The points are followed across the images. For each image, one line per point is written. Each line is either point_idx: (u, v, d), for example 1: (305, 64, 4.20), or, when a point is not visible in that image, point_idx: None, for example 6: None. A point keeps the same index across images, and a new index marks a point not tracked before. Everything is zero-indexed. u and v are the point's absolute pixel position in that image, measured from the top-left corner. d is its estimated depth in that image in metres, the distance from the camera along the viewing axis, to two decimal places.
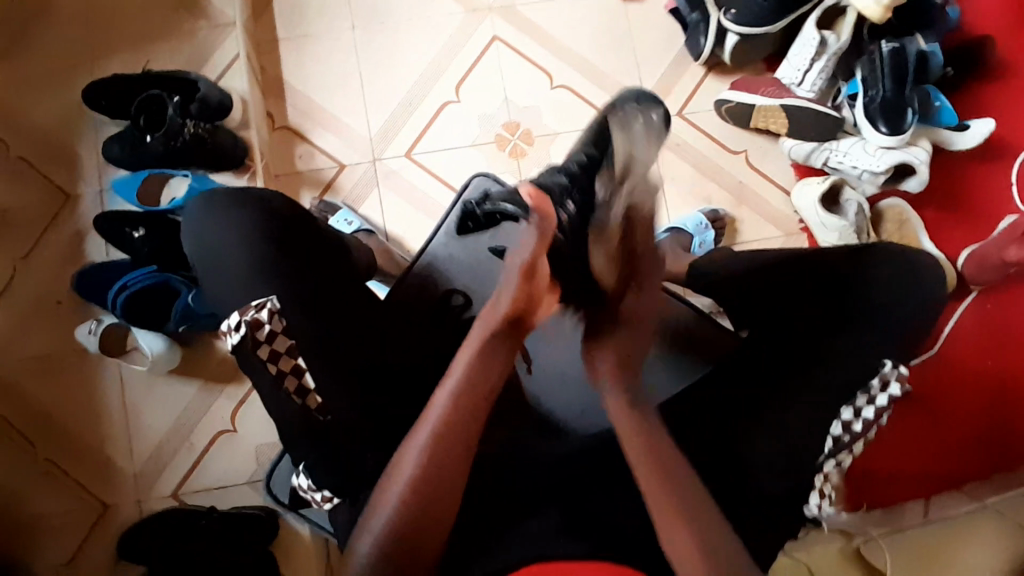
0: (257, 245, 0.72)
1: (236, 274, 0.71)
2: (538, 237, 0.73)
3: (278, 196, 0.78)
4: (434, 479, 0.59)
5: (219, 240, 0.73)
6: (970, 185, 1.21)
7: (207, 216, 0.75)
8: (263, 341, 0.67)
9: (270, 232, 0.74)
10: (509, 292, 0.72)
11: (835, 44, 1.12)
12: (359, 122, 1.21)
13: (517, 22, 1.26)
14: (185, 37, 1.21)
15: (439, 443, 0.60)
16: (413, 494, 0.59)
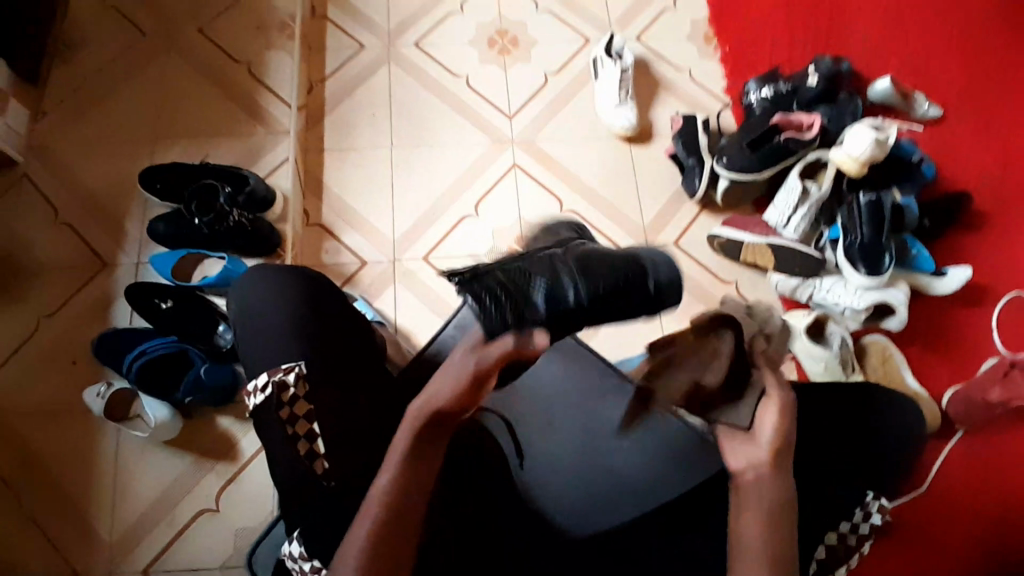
0: (297, 313, 0.78)
1: (265, 339, 0.77)
2: (508, 350, 0.64)
3: (317, 274, 0.85)
4: (394, 529, 0.62)
5: (263, 304, 0.79)
6: (952, 328, 1.29)
7: (254, 284, 0.82)
8: (287, 401, 0.72)
9: (308, 300, 0.80)
10: (448, 384, 0.64)
11: (817, 193, 1.26)
12: (385, 225, 1.33)
13: (535, 153, 1.43)
14: (243, 138, 1.36)
15: (403, 495, 0.63)
16: (386, 530, 0.62)
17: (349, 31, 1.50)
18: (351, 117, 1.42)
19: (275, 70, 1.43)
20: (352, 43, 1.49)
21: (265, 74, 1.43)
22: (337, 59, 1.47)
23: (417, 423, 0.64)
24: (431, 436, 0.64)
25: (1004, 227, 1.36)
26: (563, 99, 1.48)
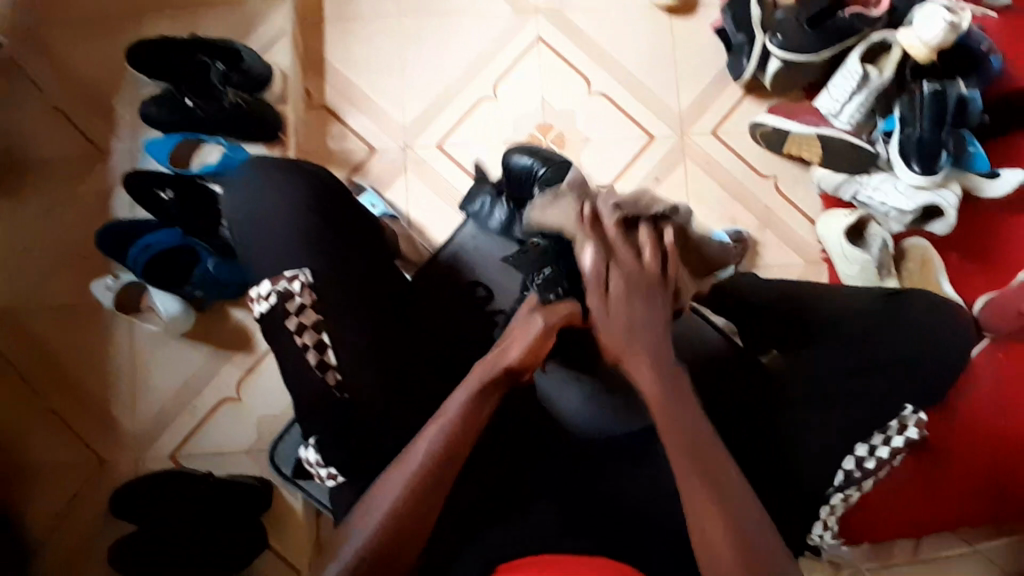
0: (303, 216, 0.71)
1: (271, 247, 0.70)
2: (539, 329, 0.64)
3: (319, 169, 0.78)
4: (438, 475, 0.61)
5: (262, 205, 0.72)
6: (996, 234, 1.25)
7: (248, 183, 0.73)
8: (291, 313, 0.67)
9: (307, 208, 0.72)
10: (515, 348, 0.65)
11: (877, 80, 1.12)
12: (396, 108, 1.22)
13: (562, 25, 1.27)
14: (233, 6, 1.21)
15: (452, 446, 0.62)
16: (424, 476, 0.61)
17: None
18: None
19: None
20: None
21: None
22: None
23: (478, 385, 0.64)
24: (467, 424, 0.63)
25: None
26: None
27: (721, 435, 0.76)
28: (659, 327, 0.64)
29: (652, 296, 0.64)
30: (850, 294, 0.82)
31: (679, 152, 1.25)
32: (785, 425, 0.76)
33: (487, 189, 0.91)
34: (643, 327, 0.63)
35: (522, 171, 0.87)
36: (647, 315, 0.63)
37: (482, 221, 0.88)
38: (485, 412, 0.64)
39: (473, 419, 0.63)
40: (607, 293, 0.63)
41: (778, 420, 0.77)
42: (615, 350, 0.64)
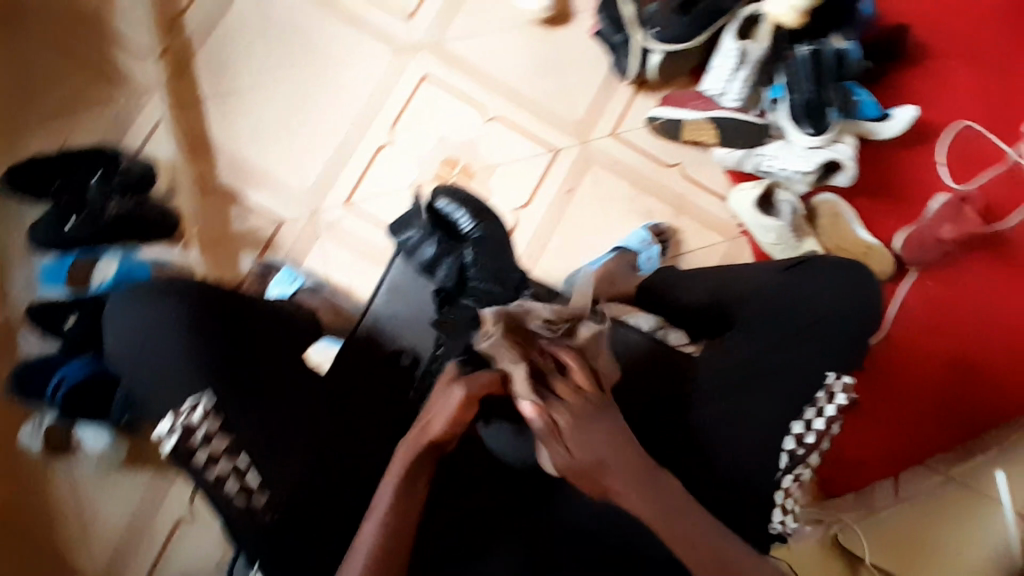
0: (183, 335, 0.71)
1: (167, 378, 0.69)
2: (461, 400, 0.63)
3: (192, 281, 0.76)
4: (397, 551, 0.61)
5: (143, 338, 0.71)
6: (898, 171, 1.30)
7: (123, 317, 0.73)
8: (197, 447, 0.66)
9: (189, 324, 0.71)
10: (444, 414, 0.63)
11: (756, 53, 1.15)
12: (294, 177, 1.20)
13: (445, 58, 1.26)
14: (105, 109, 1.19)
15: (401, 522, 0.62)
16: (385, 554, 0.60)
17: None
18: (225, 53, 1.23)
19: (123, 17, 1.22)
20: None
21: (112, 24, 1.22)
22: None
23: (412, 457, 0.63)
24: (408, 505, 0.63)
25: (937, 58, 1.34)
26: None
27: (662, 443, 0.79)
28: (624, 441, 0.61)
29: (592, 418, 0.60)
30: (759, 267, 0.86)
31: (583, 160, 1.26)
32: (725, 423, 0.78)
33: (416, 223, 0.91)
34: (606, 452, 0.60)
35: (448, 221, 0.89)
36: (602, 431, 0.60)
37: (410, 253, 0.90)
38: (425, 480, 0.64)
39: (413, 491, 0.63)
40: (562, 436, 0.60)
41: (718, 417, 0.78)
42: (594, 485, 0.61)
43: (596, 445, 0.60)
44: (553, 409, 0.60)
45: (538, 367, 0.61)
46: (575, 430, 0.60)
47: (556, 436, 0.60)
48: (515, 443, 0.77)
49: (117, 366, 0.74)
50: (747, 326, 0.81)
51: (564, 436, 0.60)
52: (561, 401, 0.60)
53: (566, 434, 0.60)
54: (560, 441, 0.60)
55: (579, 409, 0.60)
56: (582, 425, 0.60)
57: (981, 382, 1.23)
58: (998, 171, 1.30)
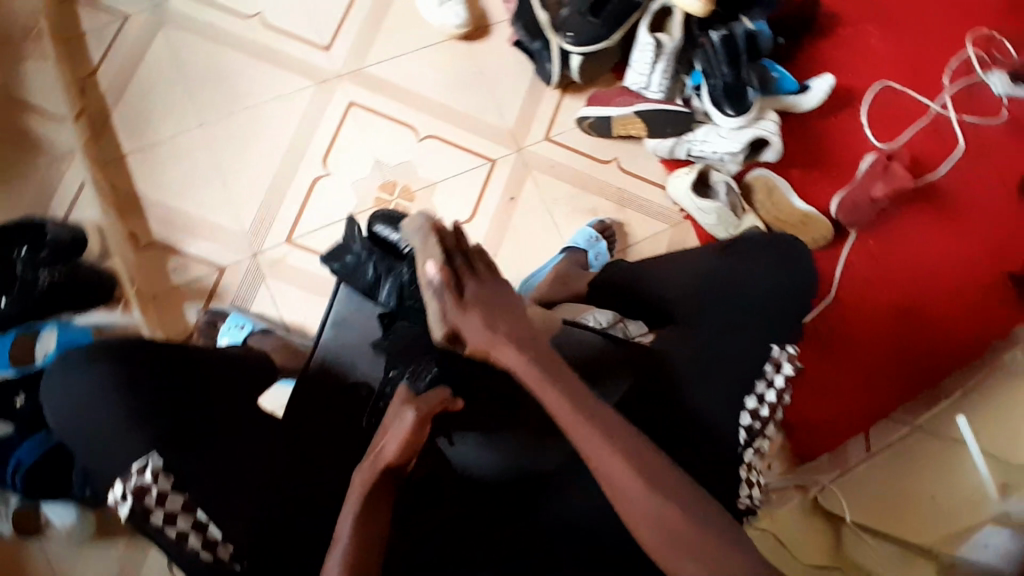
0: (122, 398, 0.69)
1: (110, 447, 0.68)
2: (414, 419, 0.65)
3: (128, 340, 0.75)
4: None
5: (83, 408, 0.70)
6: (826, 137, 1.35)
7: (62, 389, 0.72)
8: (153, 508, 0.64)
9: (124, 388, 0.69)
10: (394, 441, 0.65)
11: (670, 44, 1.17)
12: (232, 221, 1.19)
13: (369, 84, 1.26)
14: (27, 179, 1.16)
15: (365, 552, 0.61)
16: None
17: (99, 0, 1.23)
18: (142, 106, 1.21)
19: (34, 82, 1.19)
20: (111, 13, 1.23)
21: (22, 91, 1.19)
22: (101, 39, 1.22)
23: (368, 479, 0.65)
24: (371, 531, 0.63)
25: (847, 24, 1.39)
26: (378, 12, 1.28)
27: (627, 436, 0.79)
28: (523, 323, 0.62)
29: (498, 295, 0.62)
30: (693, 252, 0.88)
31: (522, 166, 1.27)
32: (685, 409, 0.78)
33: (354, 246, 0.93)
34: (502, 321, 0.61)
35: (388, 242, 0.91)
36: (506, 305, 0.62)
37: (351, 276, 0.91)
38: (384, 508, 0.64)
39: (372, 521, 0.63)
40: (462, 297, 0.61)
41: (677, 403, 0.79)
42: (482, 348, 0.61)
43: (503, 318, 0.61)
44: (460, 280, 0.61)
45: (452, 245, 0.63)
46: (482, 301, 0.61)
47: (463, 303, 0.60)
48: (483, 455, 0.80)
49: (61, 438, 0.73)
50: (691, 310, 0.83)
51: (471, 305, 0.60)
52: (468, 274, 0.62)
53: (476, 301, 0.61)
54: (468, 311, 0.60)
55: (486, 285, 0.62)
56: (491, 302, 0.61)
57: (929, 330, 1.28)
58: (921, 125, 1.36)
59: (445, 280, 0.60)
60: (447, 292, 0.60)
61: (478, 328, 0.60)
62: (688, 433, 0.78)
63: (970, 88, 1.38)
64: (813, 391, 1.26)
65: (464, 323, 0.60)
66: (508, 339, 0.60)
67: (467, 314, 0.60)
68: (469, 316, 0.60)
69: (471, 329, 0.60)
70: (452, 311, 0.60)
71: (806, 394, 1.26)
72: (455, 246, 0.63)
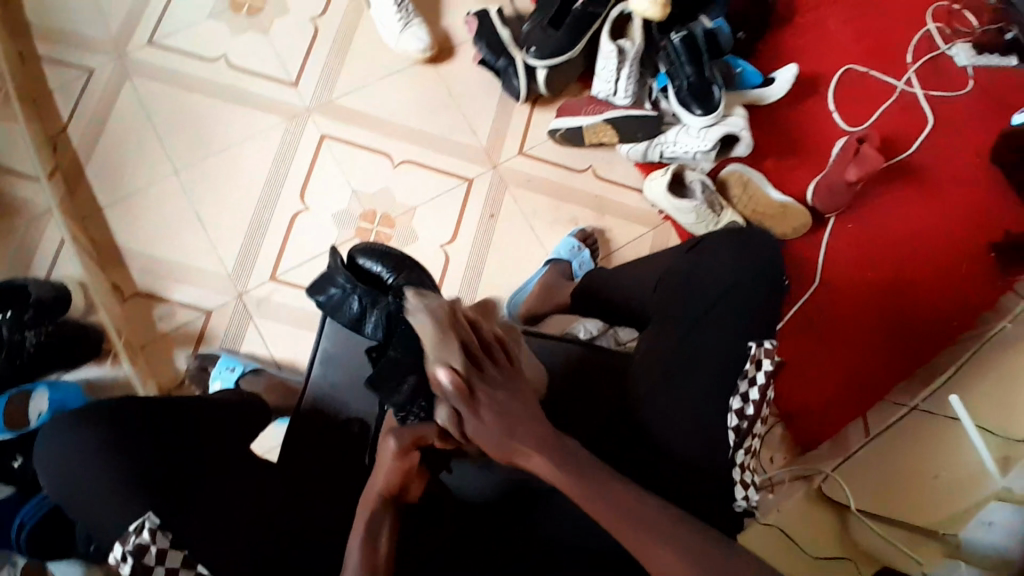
0: (111, 457, 0.69)
1: (102, 507, 0.68)
2: (397, 449, 0.65)
3: (116, 398, 0.75)
4: None
5: (72, 468, 0.70)
6: (796, 127, 1.36)
7: (55, 449, 0.72)
8: (154, 566, 0.62)
9: (111, 445, 0.69)
10: (380, 474, 0.67)
11: (632, 49, 1.19)
12: (215, 264, 1.19)
13: (339, 115, 1.27)
14: (6, 240, 1.16)
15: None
16: None
17: (64, 57, 1.24)
18: (116, 158, 1.21)
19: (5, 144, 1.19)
20: (77, 69, 1.24)
21: None
22: (68, 95, 1.23)
23: (369, 509, 0.66)
24: (376, 564, 0.64)
25: (805, 14, 1.41)
26: (343, 44, 1.29)
27: (623, 452, 0.81)
28: (535, 422, 0.61)
29: (512, 394, 0.61)
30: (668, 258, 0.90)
31: (499, 182, 1.28)
32: (679, 413, 0.79)
33: (338, 278, 0.86)
34: (519, 423, 0.60)
35: (372, 276, 0.86)
36: (517, 402, 0.61)
37: (336, 312, 0.86)
38: (387, 531, 0.66)
39: (372, 550, 0.64)
40: (474, 400, 0.59)
41: (672, 407, 0.79)
42: (501, 452, 0.60)
43: (519, 423, 0.60)
44: (475, 382, 0.59)
45: (465, 341, 0.61)
46: (493, 400, 0.59)
47: (475, 409, 0.59)
48: (478, 479, 0.81)
49: (58, 499, 0.73)
50: (676, 315, 0.83)
51: (483, 410, 0.59)
52: (481, 372, 0.60)
53: (491, 408, 0.59)
54: (483, 421, 0.59)
55: (502, 385, 0.61)
56: (509, 403, 0.60)
57: (917, 308, 1.29)
58: (889, 105, 1.38)
59: (459, 389, 0.58)
60: (460, 400, 0.58)
61: (487, 434, 0.59)
62: (684, 436, 0.78)
63: (933, 65, 1.40)
64: (807, 380, 1.26)
65: (477, 431, 0.59)
66: (518, 446, 0.59)
67: (480, 422, 0.59)
68: (482, 424, 0.59)
69: (482, 437, 0.59)
70: (464, 422, 0.59)
71: (801, 382, 1.26)
72: (464, 340, 0.61)
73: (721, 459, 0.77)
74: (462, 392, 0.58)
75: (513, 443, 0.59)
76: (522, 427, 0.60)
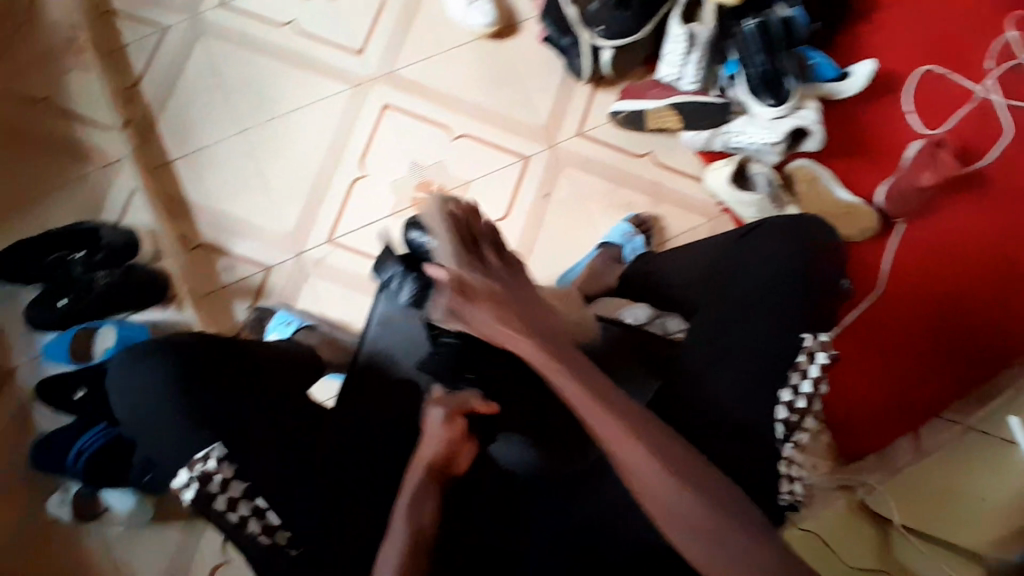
0: (177, 396, 0.73)
1: (166, 441, 0.72)
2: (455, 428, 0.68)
3: (187, 335, 0.79)
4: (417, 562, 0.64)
5: (143, 398, 0.74)
6: (868, 125, 1.31)
7: (129, 378, 0.76)
8: (216, 493, 0.69)
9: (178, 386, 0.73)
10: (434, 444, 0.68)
11: (703, 34, 1.16)
12: (275, 223, 1.22)
13: (401, 85, 1.28)
14: (80, 186, 1.22)
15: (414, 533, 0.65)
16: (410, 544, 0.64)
17: (141, 13, 1.28)
18: (186, 114, 1.25)
19: (79, 92, 1.25)
20: (150, 27, 1.28)
21: (68, 102, 1.24)
22: (142, 51, 1.27)
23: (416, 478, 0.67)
24: (421, 526, 0.66)
25: (885, 8, 1.35)
26: (408, 15, 1.30)
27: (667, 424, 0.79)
28: (530, 313, 0.66)
29: (511, 289, 0.67)
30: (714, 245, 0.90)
31: (555, 162, 1.27)
32: (728, 405, 0.77)
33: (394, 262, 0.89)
34: (507, 307, 0.65)
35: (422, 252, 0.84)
36: (509, 294, 0.66)
37: (391, 292, 0.89)
38: (431, 503, 0.67)
39: (417, 506, 0.66)
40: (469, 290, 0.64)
41: (722, 398, 0.78)
42: (490, 337, 0.65)
43: (519, 316, 0.65)
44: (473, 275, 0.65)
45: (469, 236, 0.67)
46: (488, 291, 0.65)
47: (468, 295, 0.64)
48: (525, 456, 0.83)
49: (127, 427, 0.78)
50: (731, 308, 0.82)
51: (476, 299, 0.64)
52: (481, 270, 0.66)
53: (487, 295, 0.65)
54: (478, 310, 0.64)
55: (504, 279, 0.67)
56: (506, 297, 0.66)
57: (983, 324, 1.23)
58: (970, 109, 1.31)
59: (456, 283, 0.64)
60: (455, 291, 0.64)
61: (478, 319, 0.64)
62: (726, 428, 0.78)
63: None
64: (856, 391, 1.24)
65: (472, 318, 0.65)
66: (509, 331, 0.64)
67: (473, 307, 0.64)
68: (475, 311, 0.64)
69: (476, 324, 0.65)
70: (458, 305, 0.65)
71: (849, 393, 1.24)
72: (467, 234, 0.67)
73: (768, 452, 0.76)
74: (458, 288, 0.64)
75: (507, 331, 0.64)
76: (517, 321, 0.65)
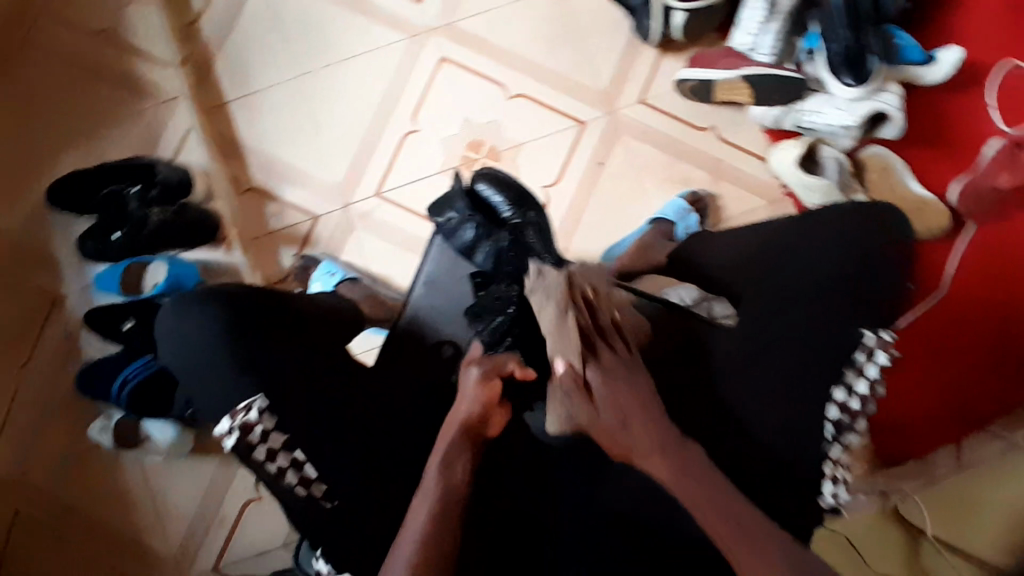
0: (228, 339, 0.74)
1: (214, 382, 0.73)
2: (488, 392, 0.69)
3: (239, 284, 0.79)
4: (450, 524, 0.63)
5: (192, 337, 0.75)
6: (952, 113, 1.22)
7: (179, 317, 0.76)
8: (256, 443, 0.70)
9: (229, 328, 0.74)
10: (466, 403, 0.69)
11: (784, 4, 1.11)
12: (325, 171, 1.21)
13: (460, 38, 1.24)
14: (135, 119, 1.22)
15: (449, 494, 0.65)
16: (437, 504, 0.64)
17: None
18: (243, 55, 1.24)
19: (139, 24, 1.24)
20: None
21: (128, 33, 1.23)
22: None
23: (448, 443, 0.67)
24: (451, 486, 0.65)
25: None
26: None
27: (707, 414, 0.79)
28: (650, 412, 0.66)
29: (631, 384, 0.66)
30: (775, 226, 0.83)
31: (613, 130, 1.22)
32: None
33: (457, 204, 0.90)
34: (627, 403, 0.65)
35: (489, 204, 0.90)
36: (629, 389, 0.66)
37: (448, 236, 0.88)
38: (462, 464, 0.66)
39: (449, 471, 0.66)
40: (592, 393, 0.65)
41: None
42: (613, 442, 0.65)
43: (639, 419, 0.65)
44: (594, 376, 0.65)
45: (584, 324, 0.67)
46: (611, 398, 0.65)
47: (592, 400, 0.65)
48: None
49: (173, 365, 0.79)
50: (790, 298, 0.79)
51: (599, 402, 0.65)
52: (603, 370, 0.66)
53: (609, 398, 0.65)
54: (602, 415, 0.65)
55: (625, 374, 0.66)
56: (626, 391, 0.66)
57: None
58: None
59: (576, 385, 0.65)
60: (577, 396, 0.65)
61: (601, 423, 0.65)
62: (767, 420, 0.77)
63: None
64: (904, 392, 1.18)
65: (594, 421, 0.65)
66: (633, 440, 0.64)
67: (595, 413, 0.65)
68: (599, 422, 0.65)
69: (598, 429, 0.65)
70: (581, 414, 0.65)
71: (895, 393, 1.18)
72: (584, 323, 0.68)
73: (813, 449, 0.77)
74: (577, 387, 0.65)
75: (629, 440, 0.64)
76: (641, 427, 0.65)
